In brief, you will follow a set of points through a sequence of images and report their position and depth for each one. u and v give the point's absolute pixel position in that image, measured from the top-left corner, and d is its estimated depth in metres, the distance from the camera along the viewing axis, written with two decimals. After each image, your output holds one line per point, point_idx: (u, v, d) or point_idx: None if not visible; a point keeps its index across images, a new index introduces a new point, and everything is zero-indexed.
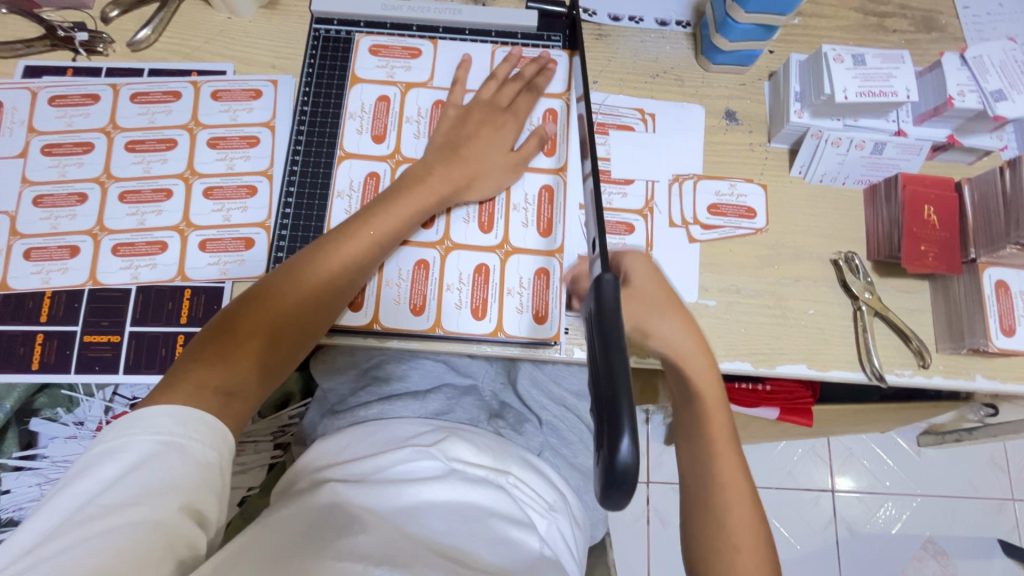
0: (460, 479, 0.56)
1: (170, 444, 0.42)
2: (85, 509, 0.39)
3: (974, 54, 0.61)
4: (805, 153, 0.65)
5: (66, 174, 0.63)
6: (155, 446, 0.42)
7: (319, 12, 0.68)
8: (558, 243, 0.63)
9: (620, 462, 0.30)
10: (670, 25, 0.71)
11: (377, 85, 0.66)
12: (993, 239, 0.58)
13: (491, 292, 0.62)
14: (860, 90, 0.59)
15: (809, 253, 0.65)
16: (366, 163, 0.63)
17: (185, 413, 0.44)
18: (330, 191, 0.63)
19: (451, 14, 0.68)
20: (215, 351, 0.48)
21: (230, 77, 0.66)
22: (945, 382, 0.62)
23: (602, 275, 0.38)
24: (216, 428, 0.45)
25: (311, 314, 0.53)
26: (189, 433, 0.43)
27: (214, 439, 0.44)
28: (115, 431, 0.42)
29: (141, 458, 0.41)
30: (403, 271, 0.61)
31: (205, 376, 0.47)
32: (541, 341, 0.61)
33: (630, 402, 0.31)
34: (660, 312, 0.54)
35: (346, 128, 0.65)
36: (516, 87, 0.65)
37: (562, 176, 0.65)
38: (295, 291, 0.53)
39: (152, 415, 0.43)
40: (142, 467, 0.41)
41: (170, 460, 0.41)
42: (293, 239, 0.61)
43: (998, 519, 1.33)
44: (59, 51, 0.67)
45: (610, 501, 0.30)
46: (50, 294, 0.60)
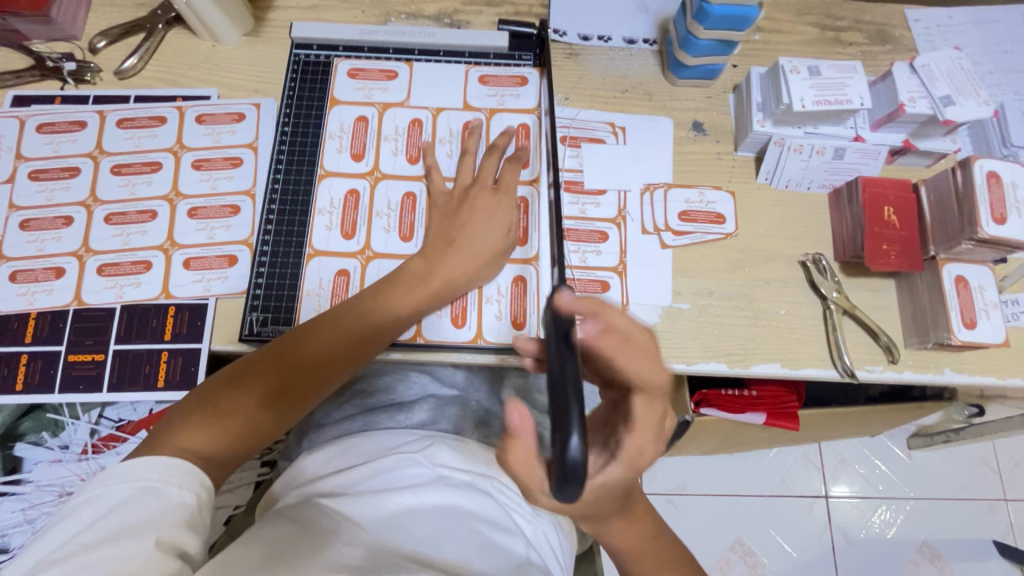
0: (445, 485, 0.56)
1: (149, 488, 0.43)
2: (64, 546, 0.39)
3: (923, 62, 0.64)
4: (770, 160, 0.67)
5: (53, 198, 0.64)
6: (132, 490, 0.42)
7: (299, 37, 0.71)
8: (534, 251, 0.65)
9: (570, 456, 0.31)
10: (638, 43, 0.74)
11: (355, 106, 0.68)
12: (951, 236, 0.61)
13: (470, 301, 0.63)
14: (817, 99, 0.62)
15: (778, 255, 0.67)
16: (347, 180, 0.66)
17: (168, 462, 0.45)
18: (312, 208, 0.64)
19: (426, 37, 0.71)
20: (201, 416, 0.49)
21: (214, 101, 0.69)
22: (915, 377, 0.63)
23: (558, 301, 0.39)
24: (194, 472, 0.45)
25: (296, 398, 0.53)
26: (166, 478, 0.44)
27: (190, 481, 0.44)
28: (95, 480, 0.43)
29: (119, 501, 0.41)
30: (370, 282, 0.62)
31: (184, 439, 0.47)
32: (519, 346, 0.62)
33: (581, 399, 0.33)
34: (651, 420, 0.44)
35: (326, 147, 0.67)
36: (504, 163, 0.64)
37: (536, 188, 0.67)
38: (285, 367, 0.53)
39: (134, 465, 0.44)
40: (119, 509, 0.41)
41: (148, 503, 0.42)
42: (274, 255, 0.63)
43: (992, 520, 1.34)
44: (48, 81, 0.69)
45: (562, 494, 0.32)
46: (35, 315, 0.61)
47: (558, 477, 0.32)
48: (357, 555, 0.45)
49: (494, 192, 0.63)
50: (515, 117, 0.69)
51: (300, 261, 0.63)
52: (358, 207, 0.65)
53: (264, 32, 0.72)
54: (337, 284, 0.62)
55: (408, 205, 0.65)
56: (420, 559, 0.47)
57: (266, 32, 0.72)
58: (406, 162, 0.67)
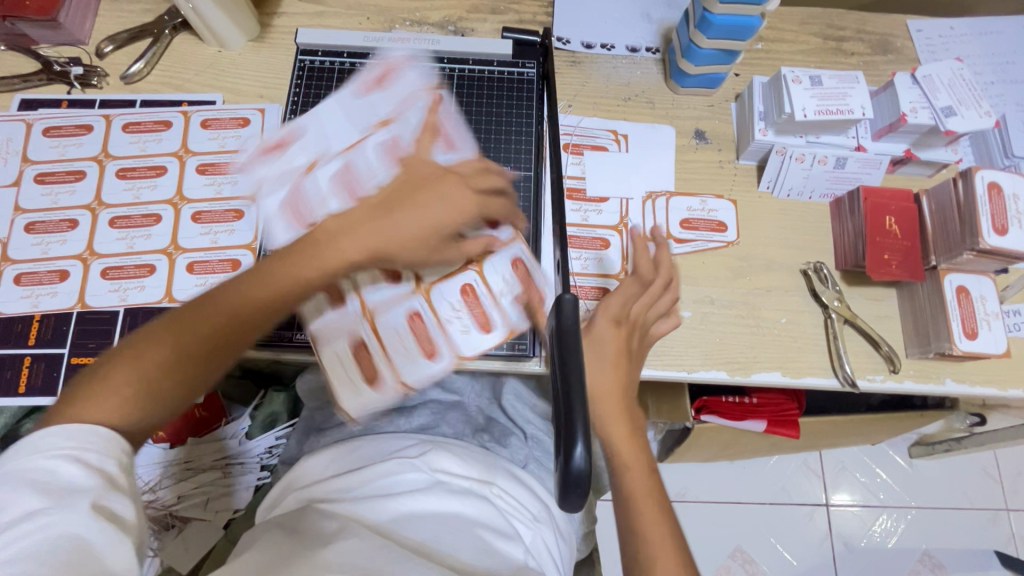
0: (445, 490, 0.56)
1: (65, 458, 0.38)
2: None
3: (924, 73, 0.65)
4: (772, 169, 0.68)
5: (58, 202, 0.65)
6: (44, 464, 0.38)
7: (305, 44, 0.71)
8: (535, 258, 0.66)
9: (575, 467, 0.32)
10: (641, 51, 0.74)
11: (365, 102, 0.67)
12: (951, 247, 0.61)
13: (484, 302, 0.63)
14: (819, 109, 0.63)
15: (779, 264, 0.67)
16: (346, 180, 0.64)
17: (80, 432, 0.40)
18: None
19: (430, 44, 0.71)
20: (100, 378, 0.43)
21: (219, 106, 0.69)
22: (916, 387, 0.63)
23: (562, 296, 0.38)
24: (117, 439, 0.41)
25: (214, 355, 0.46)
26: (85, 445, 0.39)
27: (111, 447, 0.40)
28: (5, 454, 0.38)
29: (30, 478, 0.37)
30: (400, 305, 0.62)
31: (84, 403, 0.41)
32: (520, 354, 0.63)
33: (586, 412, 0.33)
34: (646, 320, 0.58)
35: None
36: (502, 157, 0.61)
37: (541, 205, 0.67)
38: (202, 321, 0.46)
39: (44, 435, 0.39)
40: (33, 488, 0.37)
41: (67, 473, 0.38)
42: None
43: (994, 529, 1.33)
44: (55, 85, 0.69)
45: (567, 503, 0.32)
46: (38, 317, 0.61)
47: (562, 488, 0.32)
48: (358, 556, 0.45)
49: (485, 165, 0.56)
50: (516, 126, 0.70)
51: None
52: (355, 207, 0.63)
53: (270, 38, 0.73)
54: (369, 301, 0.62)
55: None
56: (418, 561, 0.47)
57: (272, 39, 0.73)
58: (408, 163, 0.65)
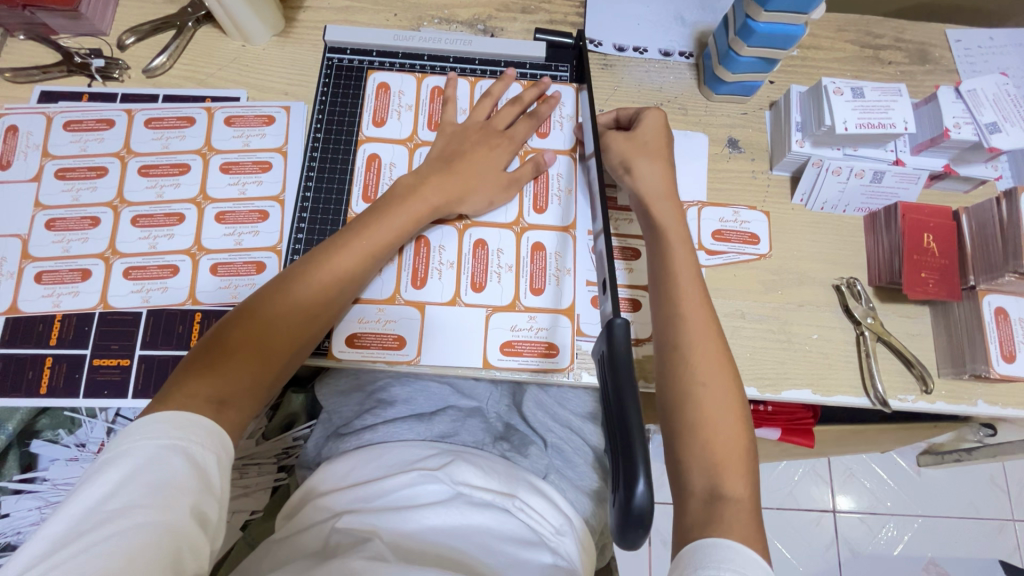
0: (467, 503, 0.56)
1: (172, 447, 0.43)
2: (93, 515, 0.39)
3: (968, 87, 0.63)
4: (807, 181, 0.66)
5: (79, 198, 0.63)
6: (154, 450, 0.42)
7: (332, 41, 0.69)
8: (571, 263, 0.64)
9: (638, 502, 0.32)
10: (673, 55, 0.73)
11: (393, 76, 0.68)
12: (992, 267, 0.60)
13: (523, 286, 0.63)
14: (860, 122, 0.61)
15: (812, 279, 0.66)
16: (380, 146, 0.66)
17: (178, 417, 0.44)
18: (343, 216, 0.64)
19: (461, 45, 0.70)
20: (208, 362, 0.49)
21: (244, 103, 0.68)
22: (948, 407, 0.62)
23: (613, 320, 0.40)
24: (214, 433, 0.45)
25: (301, 327, 0.53)
26: (190, 438, 0.44)
27: (211, 441, 0.45)
28: (118, 441, 0.43)
29: (141, 464, 0.41)
30: (505, 254, 0.64)
31: (196, 387, 0.47)
32: (551, 368, 0.61)
33: (647, 449, 0.33)
34: (653, 150, 0.63)
35: (360, 156, 0.66)
36: (515, 111, 0.66)
37: (571, 233, 0.65)
38: (288, 300, 0.53)
39: (153, 423, 0.44)
40: (142, 472, 0.41)
41: (172, 462, 0.42)
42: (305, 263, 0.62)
43: (999, 540, 1.33)
44: (75, 77, 0.68)
45: (627, 538, 0.32)
46: (60, 317, 0.60)
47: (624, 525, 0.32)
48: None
49: (494, 133, 0.65)
50: (551, 130, 0.68)
51: None
52: (381, 170, 0.65)
53: (296, 33, 0.71)
54: (477, 257, 0.63)
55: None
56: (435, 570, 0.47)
57: (298, 33, 0.71)
58: (427, 127, 0.67)
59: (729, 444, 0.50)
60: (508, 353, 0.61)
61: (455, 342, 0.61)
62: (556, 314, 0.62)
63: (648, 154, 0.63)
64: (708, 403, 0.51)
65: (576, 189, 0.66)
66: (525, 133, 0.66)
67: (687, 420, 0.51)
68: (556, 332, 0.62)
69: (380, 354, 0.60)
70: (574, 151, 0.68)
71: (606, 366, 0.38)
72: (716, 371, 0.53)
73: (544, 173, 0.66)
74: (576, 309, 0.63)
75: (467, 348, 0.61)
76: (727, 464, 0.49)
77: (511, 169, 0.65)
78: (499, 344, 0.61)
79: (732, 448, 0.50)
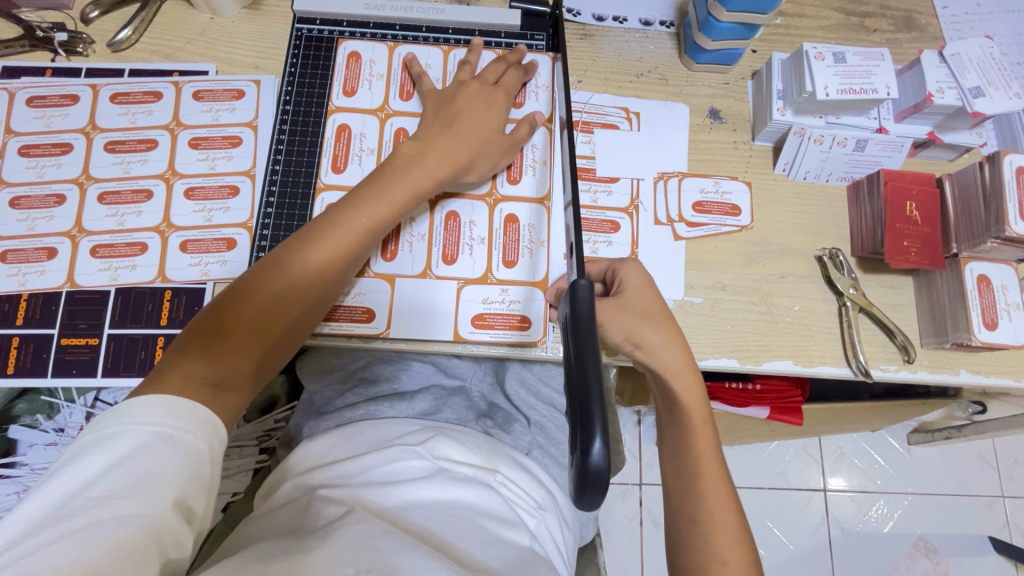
0: (448, 478, 0.55)
1: (162, 435, 0.40)
2: (75, 499, 0.37)
3: (953, 51, 0.62)
4: (789, 150, 0.65)
5: (44, 175, 0.62)
6: (146, 436, 0.40)
7: (301, 12, 0.67)
8: (544, 235, 0.63)
9: (592, 464, 0.31)
10: (654, 25, 0.71)
11: (364, 43, 0.67)
12: (975, 234, 0.59)
13: (495, 259, 0.62)
14: (842, 87, 0.60)
15: (794, 250, 0.65)
16: (351, 116, 0.65)
17: (172, 402, 0.42)
18: (313, 189, 0.62)
19: (434, 14, 0.68)
20: (205, 343, 0.47)
21: (212, 76, 0.66)
22: (930, 377, 0.62)
23: (578, 279, 0.38)
24: (207, 421, 0.43)
25: (299, 307, 0.51)
26: (181, 424, 0.42)
27: (205, 430, 0.43)
28: (105, 421, 0.41)
29: (132, 450, 0.39)
30: (477, 226, 0.63)
31: (192, 368, 0.45)
32: (525, 342, 0.60)
33: (603, 409, 0.32)
34: (648, 311, 0.55)
35: (329, 127, 0.64)
36: (501, 68, 0.65)
37: (545, 205, 0.64)
38: (287, 278, 0.50)
39: (143, 405, 0.41)
40: (130, 459, 0.39)
41: (161, 452, 0.40)
42: (274, 239, 0.61)
43: (988, 516, 1.34)
44: (38, 52, 0.66)
45: (584, 501, 0.32)
46: (26, 297, 0.59)
47: (579, 487, 0.31)
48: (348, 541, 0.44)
49: (491, 89, 0.63)
50: (526, 95, 0.67)
51: None
52: (352, 140, 0.64)
53: (265, 5, 0.69)
54: (449, 228, 0.62)
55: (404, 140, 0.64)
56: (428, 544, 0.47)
57: (267, 5, 0.69)
58: (399, 97, 0.66)
59: None
60: (480, 326, 0.60)
61: (427, 316, 0.60)
62: (530, 287, 0.61)
63: (648, 317, 0.54)
64: (726, 553, 0.47)
65: (551, 161, 0.65)
66: (516, 84, 0.64)
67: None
68: (529, 305, 0.61)
69: (349, 327, 0.59)
70: (550, 122, 0.66)
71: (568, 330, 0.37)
72: (728, 512, 0.49)
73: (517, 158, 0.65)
74: (549, 281, 0.62)
75: (439, 322, 0.60)
76: None
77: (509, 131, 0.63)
78: (470, 317, 0.60)
79: None
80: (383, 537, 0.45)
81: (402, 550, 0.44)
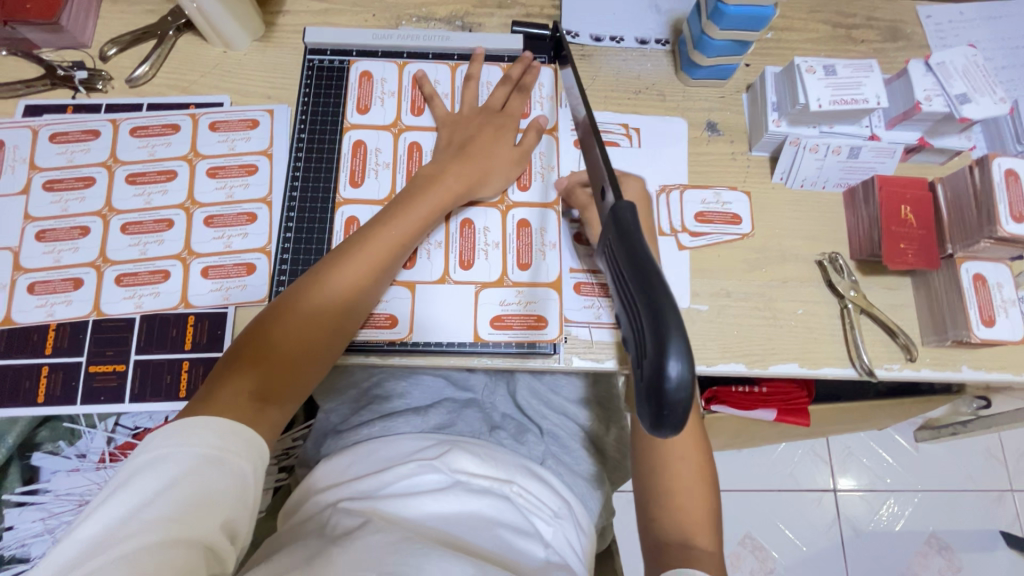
0: (465, 491, 0.56)
1: (208, 457, 0.42)
2: (129, 522, 0.39)
3: (938, 60, 0.64)
4: (786, 160, 0.67)
5: (68, 209, 0.64)
6: (194, 459, 0.42)
7: (312, 43, 0.70)
8: (555, 238, 0.65)
9: (672, 387, 0.27)
10: (650, 43, 0.74)
11: (375, 62, 0.70)
12: (968, 234, 0.61)
13: (507, 263, 0.64)
14: (833, 99, 0.63)
15: (794, 255, 0.67)
16: (365, 132, 0.67)
17: (214, 422, 0.44)
18: (332, 203, 0.65)
19: (440, 41, 0.70)
20: (250, 359, 0.50)
21: (228, 108, 0.68)
22: (932, 374, 0.64)
23: (617, 201, 0.35)
24: (251, 440, 0.45)
25: (335, 320, 0.54)
26: (228, 445, 0.43)
27: (248, 451, 0.44)
28: (155, 443, 0.43)
29: (180, 474, 0.41)
30: (491, 232, 0.65)
31: (239, 384, 0.48)
32: (539, 342, 0.62)
33: (682, 325, 0.28)
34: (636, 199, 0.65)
35: (344, 144, 0.67)
36: (506, 89, 0.68)
37: (556, 209, 0.66)
38: (324, 291, 0.53)
39: (189, 428, 0.43)
40: (179, 482, 0.41)
41: (208, 475, 0.42)
42: (296, 257, 0.63)
43: (998, 511, 1.35)
44: (59, 89, 0.68)
45: (659, 427, 0.28)
46: (54, 326, 0.61)
47: (655, 413, 0.28)
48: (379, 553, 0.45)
49: (497, 115, 0.67)
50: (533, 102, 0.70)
51: None
52: (367, 155, 0.66)
53: (276, 37, 0.72)
54: (464, 235, 0.64)
55: (418, 153, 0.67)
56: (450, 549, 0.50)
57: (278, 38, 0.72)
58: (411, 113, 0.68)
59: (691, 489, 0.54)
60: (498, 327, 0.62)
61: (445, 320, 0.62)
62: (543, 288, 0.63)
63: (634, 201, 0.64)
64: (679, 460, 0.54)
65: (558, 167, 0.67)
66: (521, 106, 0.68)
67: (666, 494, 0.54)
68: (543, 304, 0.63)
69: (371, 332, 0.61)
70: (555, 130, 0.69)
71: (619, 241, 0.33)
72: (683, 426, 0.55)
73: (523, 176, 0.67)
74: (561, 282, 0.64)
75: (458, 325, 0.62)
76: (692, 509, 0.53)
77: (517, 144, 0.67)
78: (488, 319, 0.62)
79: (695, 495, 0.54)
80: (410, 544, 0.47)
81: (429, 557, 0.46)
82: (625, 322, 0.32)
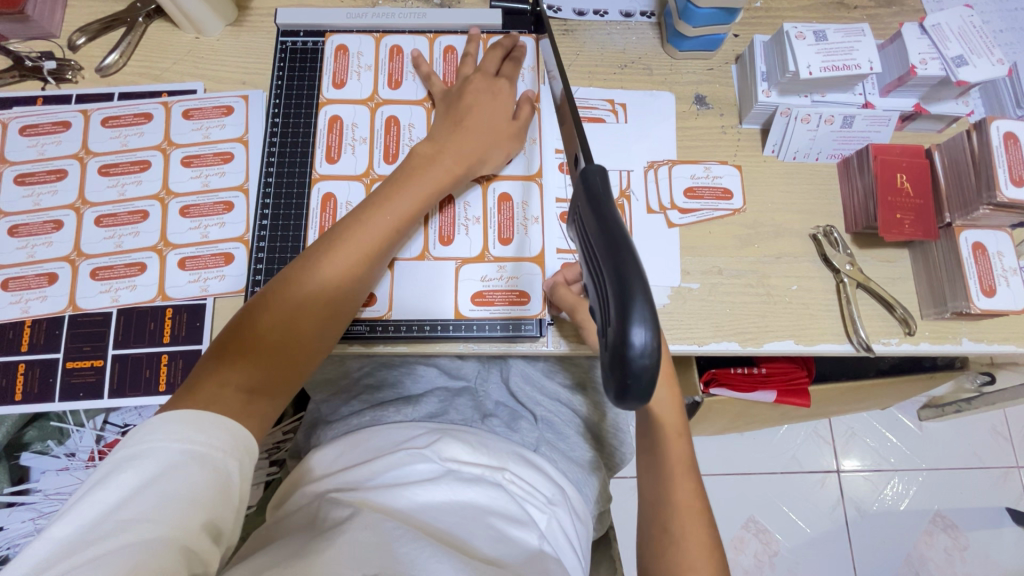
0: (456, 479, 0.55)
1: (193, 453, 0.41)
2: (105, 521, 0.37)
3: (933, 22, 0.62)
4: (776, 131, 0.65)
5: (40, 203, 0.62)
6: (178, 455, 0.40)
7: (285, 25, 0.68)
8: (537, 210, 0.63)
9: (636, 357, 0.26)
10: (635, 16, 0.71)
11: (353, 35, 0.68)
12: (967, 202, 0.59)
13: (488, 238, 0.62)
14: (824, 65, 0.60)
15: (788, 230, 0.65)
16: (341, 108, 0.65)
17: (190, 415, 0.43)
18: (309, 180, 0.63)
19: (416, 18, 0.68)
20: (238, 350, 0.48)
21: (201, 95, 0.66)
22: (932, 348, 0.62)
23: (585, 165, 0.34)
24: (238, 435, 0.43)
25: (327, 309, 0.51)
26: (212, 441, 0.42)
27: (234, 447, 0.43)
28: (137, 438, 0.41)
29: (161, 470, 0.39)
30: (471, 206, 0.63)
31: (226, 376, 0.46)
32: (523, 318, 0.60)
33: (646, 289, 0.27)
34: None
35: (319, 121, 0.65)
36: (498, 55, 0.65)
37: (537, 182, 0.64)
38: (316, 280, 0.51)
39: (173, 421, 0.42)
40: (162, 478, 0.39)
41: (192, 471, 0.40)
42: (272, 239, 0.61)
43: (1004, 488, 1.33)
44: (28, 81, 0.67)
45: (625, 399, 0.27)
46: (30, 323, 0.59)
47: (621, 385, 0.27)
48: (365, 542, 0.44)
49: (492, 80, 0.64)
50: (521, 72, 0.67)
51: (298, 248, 0.61)
52: (344, 130, 0.64)
53: (249, 21, 0.70)
54: (444, 210, 0.63)
55: (396, 128, 0.65)
56: (442, 539, 0.48)
57: (251, 21, 0.70)
58: (389, 86, 0.66)
59: (687, 498, 0.52)
60: (479, 303, 0.61)
61: (426, 298, 0.60)
62: (524, 262, 0.62)
63: None
64: (675, 467, 0.52)
65: (540, 139, 0.65)
66: (515, 74, 0.65)
67: (663, 501, 0.52)
68: (525, 280, 0.61)
69: None
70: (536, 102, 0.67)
71: (586, 208, 0.32)
72: (675, 437, 0.53)
73: None
74: (544, 257, 0.62)
75: (439, 302, 0.60)
76: (688, 516, 0.51)
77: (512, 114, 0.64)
78: (470, 295, 0.61)
79: (690, 503, 0.51)
80: (394, 531, 0.46)
81: (413, 545, 0.44)
82: (593, 291, 0.31)
